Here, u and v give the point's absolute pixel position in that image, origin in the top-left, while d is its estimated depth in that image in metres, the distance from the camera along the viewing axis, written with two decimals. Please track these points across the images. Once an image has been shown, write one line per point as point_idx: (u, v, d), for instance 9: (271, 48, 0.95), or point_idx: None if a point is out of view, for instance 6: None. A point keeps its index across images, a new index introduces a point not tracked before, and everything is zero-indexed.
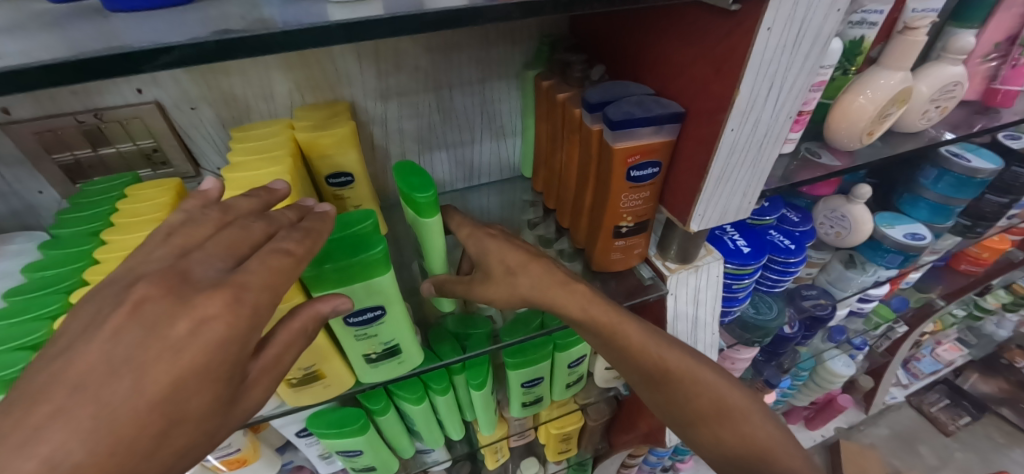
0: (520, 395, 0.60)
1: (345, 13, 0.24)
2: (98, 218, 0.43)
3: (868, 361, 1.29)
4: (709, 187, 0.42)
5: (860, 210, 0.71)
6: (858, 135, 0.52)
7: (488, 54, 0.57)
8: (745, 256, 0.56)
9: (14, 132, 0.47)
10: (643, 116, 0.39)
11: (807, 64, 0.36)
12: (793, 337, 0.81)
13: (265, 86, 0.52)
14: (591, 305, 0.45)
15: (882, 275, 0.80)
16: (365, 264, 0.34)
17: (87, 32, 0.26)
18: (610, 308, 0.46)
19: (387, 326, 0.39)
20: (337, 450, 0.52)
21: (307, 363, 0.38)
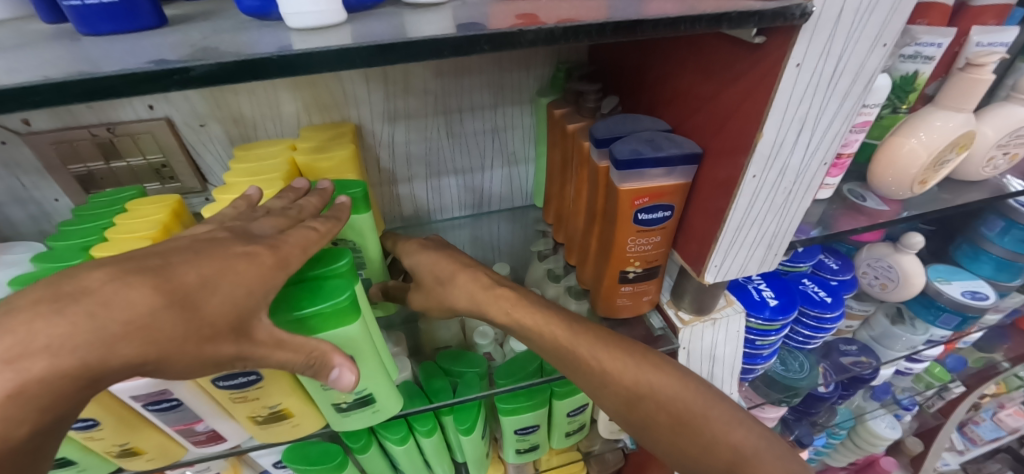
0: (514, 441, 0.56)
1: (303, 43, 0.22)
2: (92, 233, 0.43)
3: (917, 422, 1.16)
4: (727, 237, 0.38)
5: (910, 262, 0.63)
6: (909, 184, 0.46)
7: (500, 79, 0.55)
8: (772, 310, 0.50)
9: (32, 142, 0.48)
10: (652, 155, 0.35)
11: (845, 105, 0.31)
12: (829, 398, 0.74)
13: (273, 106, 0.51)
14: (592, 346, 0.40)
15: (936, 334, 0.71)
16: (330, 313, 0.31)
17: (54, 53, 0.25)
18: (596, 349, 0.39)
19: (358, 375, 0.35)
20: None
21: (272, 403, 0.35)
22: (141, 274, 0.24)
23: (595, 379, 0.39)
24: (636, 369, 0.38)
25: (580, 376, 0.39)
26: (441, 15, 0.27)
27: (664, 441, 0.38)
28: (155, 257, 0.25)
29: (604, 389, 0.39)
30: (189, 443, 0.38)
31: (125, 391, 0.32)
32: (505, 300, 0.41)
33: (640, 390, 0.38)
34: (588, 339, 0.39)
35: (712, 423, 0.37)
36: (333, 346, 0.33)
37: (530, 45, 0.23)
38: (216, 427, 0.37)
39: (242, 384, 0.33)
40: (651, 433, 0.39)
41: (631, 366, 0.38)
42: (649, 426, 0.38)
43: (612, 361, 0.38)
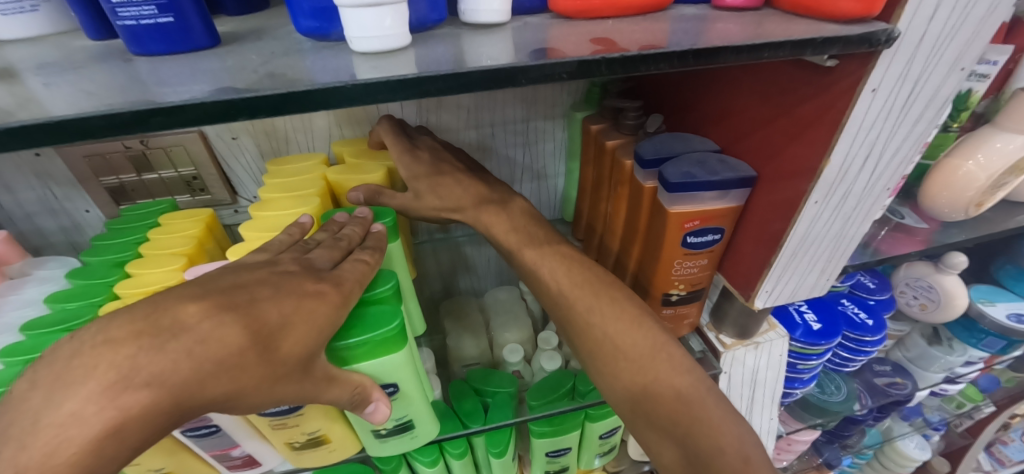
0: (543, 463, 0.54)
1: (369, 69, 0.21)
2: (127, 248, 0.42)
3: (944, 442, 1.13)
4: (781, 263, 0.36)
5: (953, 282, 0.61)
6: (964, 206, 0.44)
7: (535, 93, 0.54)
8: (815, 334, 0.48)
9: (66, 154, 0.48)
10: (706, 179, 0.34)
11: (918, 129, 0.30)
12: (863, 421, 0.71)
13: (306, 119, 0.51)
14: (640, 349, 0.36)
15: (975, 356, 0.69)
16: (379, 341, 0.30)
17: (107, 74, 0.24)
18: (620, 325, 0.37)
19: (399, 402, 0.34)
20: None
21: (311, 429, 0.34)
22: (194, 314, 0.24)
23: (607, 352, 0.36)
24: (654, 359, 0.35)
25: (597, 349, 0.37)
26: (501, 37, 0.26)
27: (666, 443, 0.34)
28: (197, 300, 0.25)
29: (613, 374, 0.36)
30: (223, 467, 0.37)
31: None
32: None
33: (653, 376, 0.35)
34: (614, 316, 0.37)
35: (723, 436, 0.32)
36: (378, 374, 0.32)
37: (606, 72, 0.21)
38: (252, 451, 0.36)
39: (282, 412, 0.32)
40: (652, 434, 0.34)
41: (653, 354, 0.35)
42: (651, 419, 0.34)
43: (632, 344, 0.36)
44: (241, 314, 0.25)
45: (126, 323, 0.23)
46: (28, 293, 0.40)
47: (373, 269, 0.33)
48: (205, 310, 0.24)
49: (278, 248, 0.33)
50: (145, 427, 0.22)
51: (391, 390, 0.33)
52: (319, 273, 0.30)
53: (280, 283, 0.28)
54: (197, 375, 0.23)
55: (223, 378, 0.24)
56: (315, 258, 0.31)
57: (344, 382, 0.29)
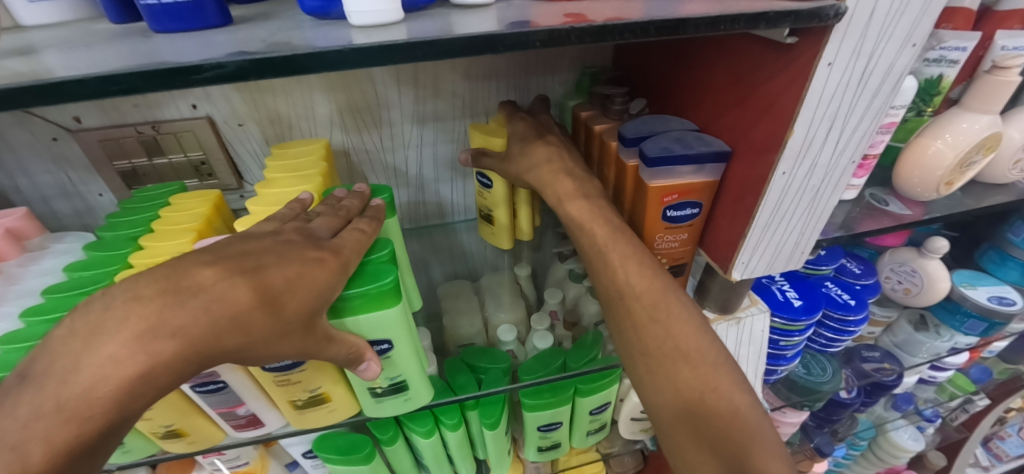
0: (536, 438, 0.56)
1: (365, 38, 0.23)
2: (140, 224, 0.45)
3: (940, 436, 1.13)
4: (755, 234, 0.38)
5: (935, 266, 0.63)
6: (935, 185, 0.46)
7: (527, 82, 0.56)
8: (796, 311, 0.50)
9: (82, 139, 0.51)
10: (682, 153, 0.36)
11: (876, 103, 0.32)
12: (851, 404, 0.73)
13: (309, 107, 0.53)
14: (696, 361, 0.36)
15: (961, 341, 0.71)
16: (373, 297, 0.32)
17: (128, 49, 0.27)
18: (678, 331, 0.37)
19: (394, 361, 0.36)
20: None
21: (313, 386, 0.36)
22: (209, 276, 0.26)
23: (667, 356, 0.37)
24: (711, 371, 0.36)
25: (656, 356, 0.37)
26: (487, 14, 0.28)
27: (705, 452, 0.34)
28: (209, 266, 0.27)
29: (670, 376, 0.36)
30: (228, 427, 0.39)
31: None
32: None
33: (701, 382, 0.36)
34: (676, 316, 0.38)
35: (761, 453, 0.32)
36: (373, 329, 0.34)
37: (577, 42, 0.24)
38: (255, 411, 0.38)
39: (286, 366, 0.34)
40: (693, 444, 0.35)
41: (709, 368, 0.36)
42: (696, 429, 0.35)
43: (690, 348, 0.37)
44: (252, 275, 0.27)
45: (146, 277, 0.25)
46: (48, 263, 0.42)
47: (370, 238, 0.35)
48: (220, 273, 0.26)
49: (283, 216, 0.35)
50: (164, 360, 0.24)
51: (385, 347, 0.35)
52: (319, 242, 0.31)
53: (284, 250, 0.30)
54: (208, 326, 0.25)
55: (232, 330, 0.26)
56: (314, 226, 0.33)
57: (342, 341, 0.31)
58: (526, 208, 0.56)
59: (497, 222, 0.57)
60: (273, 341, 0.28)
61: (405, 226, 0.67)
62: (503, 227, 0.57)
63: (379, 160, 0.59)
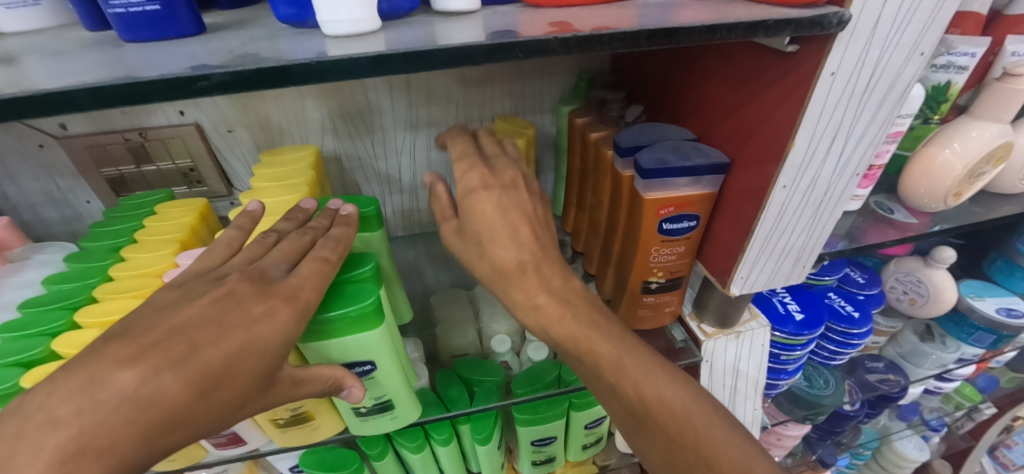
0: (529, 452, 0.55)
1: (339, 49, 0.22)
2: (123, 234, 0.44)
3: (946, 444, 1.11)
4: (753, 248, 0.37)
5: (941, 276, 0.61)
6: (943, 196, 0.44)
7: (522, 87, 0.55)
8: (797, 325, 0.49)
9: (69, 146, 0.50)
10: (679, 165, 0.35)
11: (881, 113, 0.31)
12: (854, 417, 0.71)
13: (299, 112, 0.52)
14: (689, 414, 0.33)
15: (968, 353, 0.69)
16: (353, 319, 0.31)
17: (97, 58, 0.26)
18: (652, 372, 0.34)
19: (377, 381, 0.35)
20: None
21: (295, 405, 0.35)
22: (130, 380, 0.23)
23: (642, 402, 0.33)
24: (695, 407, 0.34)
25: (630, 399, 0.34)
26: (472, 22, 0.27)
27: None
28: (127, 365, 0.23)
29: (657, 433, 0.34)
30: (210, 444, 0.38)
31: None
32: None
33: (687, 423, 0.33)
34: (645, 357, 0.34)
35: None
36: (354, 350, 0.32)
37: (561, 52, 0.23)
38: (237, 429, 0.37)
39: None
40: None
41: (688, 404, 0.34)
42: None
43: (672, 392, 0.34)
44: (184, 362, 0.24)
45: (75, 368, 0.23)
46: (27, 275, 0.41)
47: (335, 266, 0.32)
48: (141, 375, 0.23)
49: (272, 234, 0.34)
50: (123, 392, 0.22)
51: (368, 368, 0.34)
52: (267, 286, 0.29)
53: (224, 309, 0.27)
54: (153, 368, 0.23)
55: (191, 362, 0.24)
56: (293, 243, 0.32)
57: (315, 379, 0.30)
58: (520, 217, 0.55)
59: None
60: (222, 407, 0.25)
61: (398, 233, 0.66)
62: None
63: (371, 166, 0.58)
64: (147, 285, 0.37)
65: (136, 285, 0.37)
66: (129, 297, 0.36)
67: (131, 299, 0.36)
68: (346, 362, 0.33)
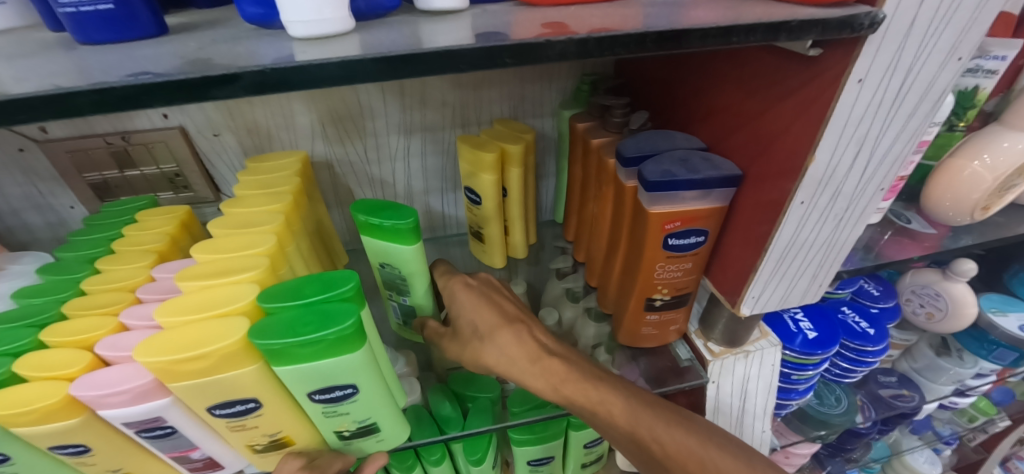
0: (526, 472, 0.52)
1: (306, 53, 0.20)
2: (100, 244, 0.42)
3: (957, 456, 1.08)
4: (767, 267, 0.34)
5: (962, 290, 0.58)
6: (970, 210, 0.42)
7: (522, 90, 0.53)
8: (810, 344, 0.46)
9: (49, 150, 0.48)
10: (686, 177, 0.32)
11: (911, 124, 0.28)
12: (867, 434, 0.68)
13: (288, 116, 0.50)
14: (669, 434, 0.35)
15: (985, 367, 0.66)
16: (330, 342, 0.28)
17: (48, 62, 0.23)
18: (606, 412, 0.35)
19: (362, 404, 0.32)
20: None
21: (272, 431, 0.33)
22: None
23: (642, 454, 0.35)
24: (704, 450, 0.34)
25: (637, 455, 0.36)
26: (459, 23, 0.24)
27: None
28: None
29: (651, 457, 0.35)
30: (185, 470, 0.36)
31: (116, 418, 0.30)
32: (533, 336, 0.38)
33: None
34: (646, 416, 0.35)
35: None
36: (332, 374, 0.29)
37: (557, 58, 0.21)
38: (212, 455, 0.34)
39: (241, 412, 0.30)
40: None
41: (693, 452, 0.34)
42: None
43: (677, 445, 0.34)
44: None
45: None
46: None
47: None
48: None
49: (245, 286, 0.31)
50: None
51: (350, 391, 0.31)
52: None
53: None
54: None
55: None
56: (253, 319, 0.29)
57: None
58: (519, 225, 0.53)
59: (488, 241, 0.53)
60: None
61: None
62: (495, 245, 0.54)
63: (364, 172, 0.56)
64: (120, 301, 0.35)
65: (108, 301, 0.35)
66: (100, 314, 0.34)
67: (102, 317, 0.34)
68: (324, 386, 0.30)
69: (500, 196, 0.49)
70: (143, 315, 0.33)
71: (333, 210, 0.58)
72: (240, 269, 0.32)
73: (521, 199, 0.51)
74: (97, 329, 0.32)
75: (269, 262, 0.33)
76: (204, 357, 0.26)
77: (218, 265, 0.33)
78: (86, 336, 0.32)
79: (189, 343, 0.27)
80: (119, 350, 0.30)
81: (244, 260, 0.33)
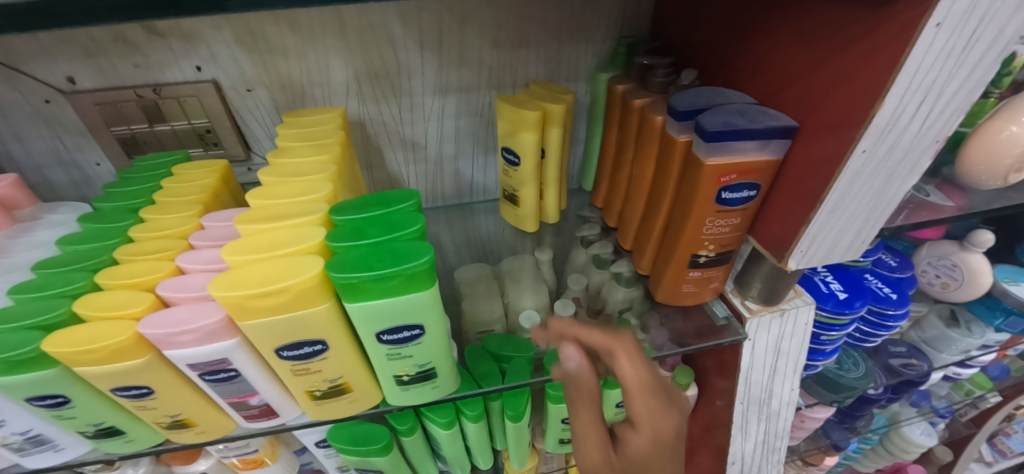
0: (559, 430, 0.53)
1: None
2: (140, 195, 0.41)
3: (949, 432, 1.12)
4: (819, 220, 0.35)
5: (978, 260, 0.60)
6: (1004, 173, 0.43)
7: (558, 53, 0.52)
8: (841, 303, 0.47)
9: (77, 102, 0.47)
10: (746, 127, 0.33)
11: (975, 75, 0.29)
12: (878, 400, 0.71)
13: (322, 72, 0.49)
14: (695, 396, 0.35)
15: (991, 339, 0.67)
16: (403, 277, 0.28)
17: None
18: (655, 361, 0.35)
19: (425, 347, 0.32)
20: (358, 467, 0.49)
21: (333, 376, 0.33)
22: None
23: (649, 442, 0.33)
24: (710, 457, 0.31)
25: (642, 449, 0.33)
26: None
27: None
28: None
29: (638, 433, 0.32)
30: (240, 417, 0.36)
31: (181, 358, 0.29)
32: None
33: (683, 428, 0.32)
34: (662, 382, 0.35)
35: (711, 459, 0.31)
36: (403, 312, 0.29)
37: None
38: (269, 401, 0.34)
39: (307, 354, 0.30)
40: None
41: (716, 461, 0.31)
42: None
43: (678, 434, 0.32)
44: None
45: None
46: (41, 235, 0.39)
47: None
48: None
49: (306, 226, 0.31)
50: None
51: (416, 332, 0.31)
52: None
53: None
54: None
55: None
56: (311, 258, 0.28)
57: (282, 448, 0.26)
58: (553, 189, 0.53)
59: (523, 204, 0.53)
60: None
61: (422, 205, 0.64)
62: (529, 209, 0.54)
63: (396, 133, 0.55)
64: (172, 247, 0.35)
65: (160, 247, 0.35)
66: (153, 259, 0.34)
67: (157, 262, 0.33)
68: (394, 325, 0.30)
69: (538, 158, 0.49)
70: (200, 260, 0.33)
71: (363, 172, 0.58)
72: (301, 213, 0.32)
73: (558, 161, 0.51)
74: (155, 272, 0.32)
75: (328, 207, 0.33)
76: (282, 291, 0.26)
77: (276, 210, 0.33)
78: (145, 278, 0.32)
79: (265, 278, 0.27)
80: (182, 291, 0.30)
81: (303, 205, 0.33)
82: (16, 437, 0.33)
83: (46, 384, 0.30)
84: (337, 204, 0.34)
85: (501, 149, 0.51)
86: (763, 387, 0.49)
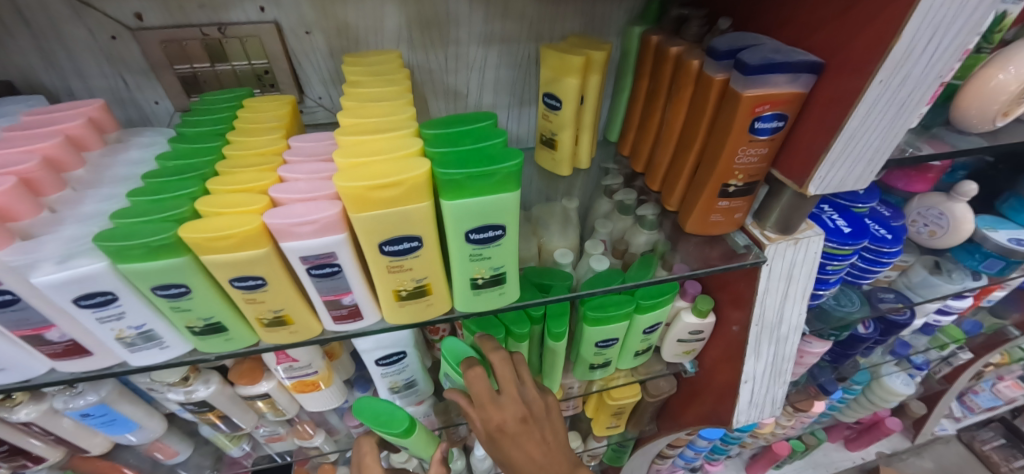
0: (591, 354, 0.59)
1: None
2: (221, 122, 0.45)
3: (923, 387, 1.22)
4: (837, 147, 0.41)
5: (962, 209, 0.67)
6: (992, 116, 0.49)
7: (595, 7, 0.56)
8: (846, 236, 0.53)
9: (143, 38, 0.49)
10: (782, 62, 0.38)
11: (977, 14, 0.34)
12: (868, 339, 0.78)
13: (377, 18, 0.52)
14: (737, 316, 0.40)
15: (969, 285, 0.75)
16: (496, 177, 0.32)
17: None
18: None
19: (502, 249, 0.37)
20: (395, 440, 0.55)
21: (420, 275, 0.37)
22: None
23: None
24: None
25: None
26: None
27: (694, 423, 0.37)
28: None
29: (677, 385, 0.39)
30: (330, 318, 0.40)
31: (295, 250, 0.33)
32: None
33: None
34: None
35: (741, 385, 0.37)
36: (490, 212, 0.34)
37: None
38: (359, 301, 0.39)
39: (404, 250, 0.35)
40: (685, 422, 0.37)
41: None
42: None
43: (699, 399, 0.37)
44: None
45: None
46: (134, 155, 0.42)
47: None
48: None
49: (401, 138, 0.35)
50: None
51: (498, 232, 0.36)
52: None
53: None
54: None
55: None
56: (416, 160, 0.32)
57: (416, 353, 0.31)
58: (588, 135, 0.58)
59: (560, 148, 0.58)
60: None
61: None
62: (565, 153, 0.58)
63: (441, 81, 0.59)
64: (271, 162, 0.39)
65: (259, 162, 0.38)
66: (256, 170, 0.38)
67: (259, 172, 0.37)
68: (481, 225, 0.35)
69: (578, 103, 0.54)
70: (301, 170, 0.37)
71: None
72: (394, 129, 0.36)
73: (594, 108, 0.55)
74: (262, 179, 0.36)
75: (414, 125, 0.37)
76: (397, 184, 0.31)
77: (368, 126, 0.37)
78: (254, 184, 0.36)
79: (381, 174, 0.31)
80: (292, 192, 0.34)
81: (393, 123, 0.37)
82: (131, 331, 0.37)
83: (174, 272, 0.33)
84: (423, 123, 0.38)
85: (542, 96, 0.56)
86: (776, 311, 0.55)
